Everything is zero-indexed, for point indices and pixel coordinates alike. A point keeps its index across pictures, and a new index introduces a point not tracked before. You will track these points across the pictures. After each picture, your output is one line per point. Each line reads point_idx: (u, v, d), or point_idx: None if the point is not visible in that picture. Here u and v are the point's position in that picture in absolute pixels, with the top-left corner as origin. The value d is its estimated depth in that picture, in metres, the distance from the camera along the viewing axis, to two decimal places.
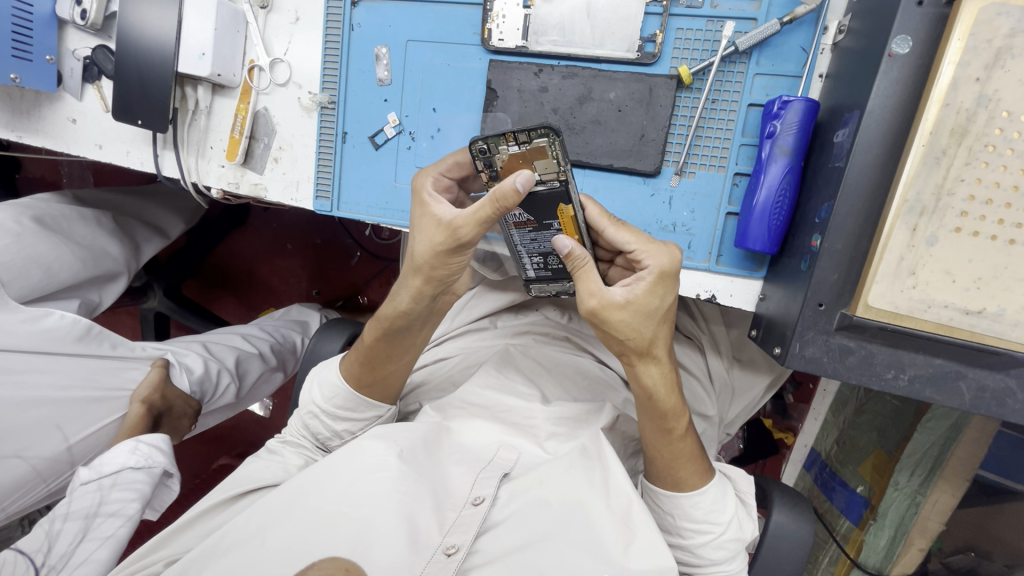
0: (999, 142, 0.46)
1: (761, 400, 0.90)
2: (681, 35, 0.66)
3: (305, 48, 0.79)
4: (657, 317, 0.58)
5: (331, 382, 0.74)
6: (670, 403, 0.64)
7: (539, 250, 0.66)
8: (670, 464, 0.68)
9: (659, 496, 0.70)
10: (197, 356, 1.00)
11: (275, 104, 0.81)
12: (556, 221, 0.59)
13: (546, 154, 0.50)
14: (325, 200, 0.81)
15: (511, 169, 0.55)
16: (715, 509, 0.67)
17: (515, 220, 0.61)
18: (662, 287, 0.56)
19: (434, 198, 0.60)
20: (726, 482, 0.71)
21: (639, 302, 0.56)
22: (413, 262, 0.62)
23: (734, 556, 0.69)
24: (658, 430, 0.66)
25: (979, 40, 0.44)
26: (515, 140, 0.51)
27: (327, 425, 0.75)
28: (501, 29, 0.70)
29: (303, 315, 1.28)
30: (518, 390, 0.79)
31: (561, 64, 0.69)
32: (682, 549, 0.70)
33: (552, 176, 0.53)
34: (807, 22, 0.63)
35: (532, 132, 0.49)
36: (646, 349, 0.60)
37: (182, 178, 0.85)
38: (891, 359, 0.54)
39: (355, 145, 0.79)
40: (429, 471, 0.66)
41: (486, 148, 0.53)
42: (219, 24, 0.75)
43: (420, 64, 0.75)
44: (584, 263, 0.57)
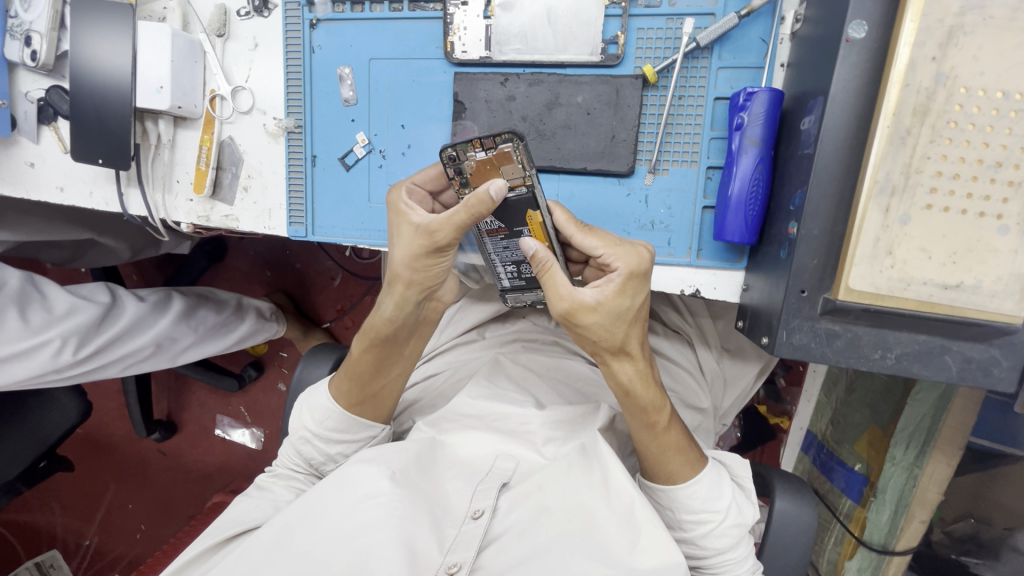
0: (960, 118, 0.46)
1: (753, 387, 0.92)
2: (642, 35, 0.66)
3: (266, 74, 0.77)
4: (626, 316, 0.58)
5: (319, 406, 0.72)
6: (649, 403, 0.64)
7: (512, 258, 0.65)
8: (656, 460, 0.67)
9: (654, 493, 0.70)
10: (112, 329, 1.01)
11: (240, 133, 0.79)
12: (525, 228, 0.59)
13: (512, 159, 0.52)
14: (299, 226, 0.80)
15: (478, 178, 0.56)
16: (712, 498, 0.67)
17: (487, 229, 0.60)
18: (632, 287, 0.57)
19: (410, 206, 0.60)
20: (719, 466, 0.70)
21: (608, 304, 0.56)
22: (393, 270, 0.63)
23: (739, 542, 0.67)
24: (642, 426, 0.65)
25: (932, 21, 0.45)
26: (482, 147, 0.52)
27: (320, 450, 0.73)
28: (463, 41, 0.70)
29: (265, 308, 1.33)
30: (512, 398, 0.78)
31: (525, 72, 0.69)
32: (682, 542, 0.70)
33: (518, 180, 0.54)
34: (763, 14, 0.63)
35: (499, 136, 0.51)
36: (619, 347, 0.60)
37: (150, 216, 0.82)
38: (877, 339, 0.54)
39: (324, 168, 0.78)
40: (427, 488, 0.65)
41: (454, 156, 0.55)
42: (175, 56, 0.74)
43: (384, 82, 0.74)
44: (548, 265, 0.56)
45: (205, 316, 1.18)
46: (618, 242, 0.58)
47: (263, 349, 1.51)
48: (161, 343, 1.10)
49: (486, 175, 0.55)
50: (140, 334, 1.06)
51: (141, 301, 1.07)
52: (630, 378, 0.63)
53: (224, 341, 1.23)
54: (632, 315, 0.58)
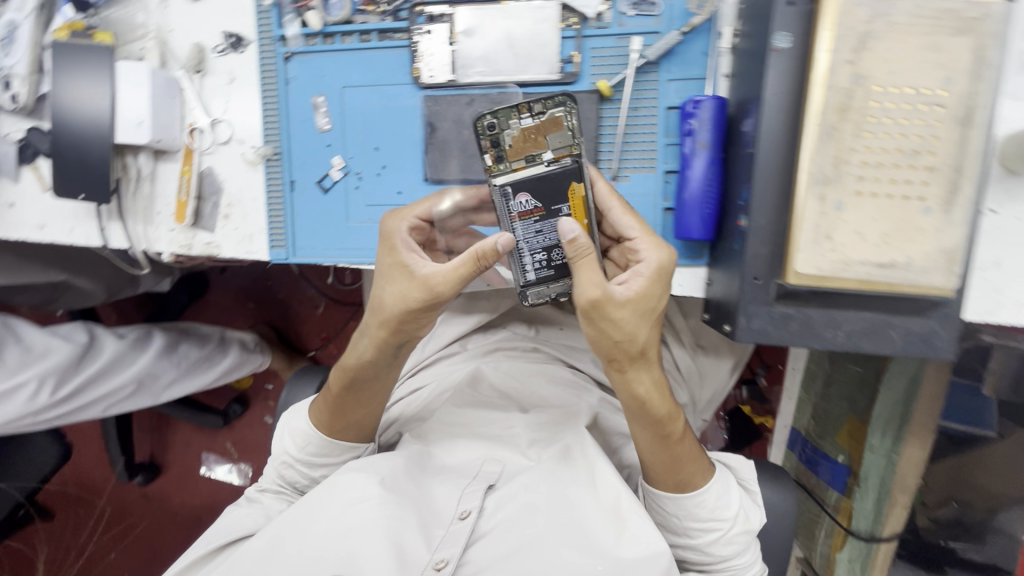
0: (878, 113, 0.52)
1: (728, 381, 0.96)
2: (596, 54, 0.71)
3: (243, 106, 0.81)
4: (649, 310, 0.60)
5: (302, 431, 0.73)
6: (659, 412, 0.64)
7: (544, 245, 0.61)
8: (672, 466, 0.67)
9: (663, 500, 0.69)
10: (91, 366, 1.06)
11: (219, 163, 0.82)
12: (566, 206, 0.61)
13: (561, 123, 0.58)
14: (280, 249, 0.82)
15: (522, 149, 0.60)
16: (719, 506, 0.67)
17: (521, 210, 0.60)
18: (658, 279, 0.60)
19: (404, 244, 0.64)
20: (726, 473, 0.70)
21: (639, 297, 0.58)
22: (381, 312, 0.64)
23: (746, 549, 0.68)
24: (656, 436, 0.65)
25: (845, 29, 0.51)
26: (529, 112, 0.58)
27: (304, 473, 0.75)
28: (430, 67, 0.74)
29: (248, 340, 1.34)
30: (497, 405, 0.81)
31: (490, 93, 0.74)
32: (684, 544, 0.71)
33: (565, 147, 0.60)
34: (704, 30, 0.69)
35: (550, 102, 0.58)
36: (642, 350, 0.60)
37: (132, 248, 0.84)
38: (827, 319, 0.58)
39: (303, 192, 0.81)
40: (415, 493, 0.66)
41: (494, 124, 0.59)
42: (154, 93, 0.77)
43: (357, 108, 0.78)
44: (584, 253, 0.56)
45: (187, 351, 1.20)
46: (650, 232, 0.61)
47: (248, 382, 1.51)
48: (142, 380, 1.13)
49: (531, 146, 0.60)
50: (120, 371, 1.10)
51: (120, 339, 1.11)
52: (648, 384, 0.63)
53: (208, 375, 1.24)
54: (655, 312, 0.61)
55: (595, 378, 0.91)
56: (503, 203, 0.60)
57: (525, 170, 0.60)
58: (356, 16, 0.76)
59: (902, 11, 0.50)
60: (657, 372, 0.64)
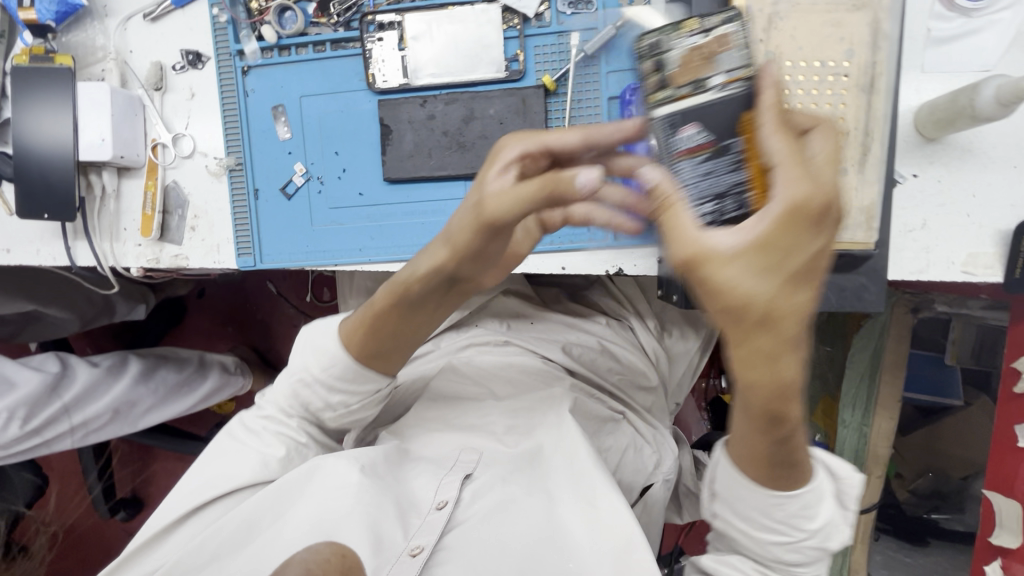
0: (791, 85, 0.56)
1: (698, 360, 1.00)
2: (539, 51, 0.76)
3: (204, 120, 0.83)
4: (793, 272, 0.36)
5: (326, 350, 0.67)
6: (755, 412, 0.43)
7: (713, 191, 0.42)
8: (760, 451, 0.48)
9: (733, 478, 0.52)
10: (67, 394, 1.06)
11: (183, 177, 0.84)
12: (738, 140, 0.41)
13: (731, 41, 0.42)
14: (247, 256, 0.84)
15: (688, 74, 0.42)
16: (802, 514, 0.51)
17: (687, 146, 0.42)
18: (790, 232, 0.35)
19: (500, 162, 0.50)
20: (831, 477, 0.53)
21: (748, 256, 0.35)
22: (446, 232, 0.54)
23: (814, 562, 0.55)
24: (756, 426, 0.45)
25: (754, 10, 0.56)
26: (693, 29, 0.42)
27: (320, 395, 0.69)
28: (383, 72, 0.78)
29: (229, 363, 1.34)
30: (470, 395, 0.84)
31: (442, 93, 0.77)
32: (730, 524, 0.55)
33: (739, 68, 0.41)
34: (637, 24, 0.74)
35: (722, 14, 0.42)
36: (761, 325, 0.36)
37: (99, 264, 0.85)
38: None
39: (267, 200, 0.83)
40: (393, 485, 0.67)
41: (654, 44, 0.43)
42: (115, 111, 0.79)
43: (316, 115, 0.81)
44: (668, 204, 0.40)
45: (164, 377, 1.20)
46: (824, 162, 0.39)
47: (230, 407, 1.50)
48: (119, 409, 1.12)
49: (699, 68, 0.42)
50: (97, 398, 1.10)
51: (95, 368, 1.11)
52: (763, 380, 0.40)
53: (187, 401, 1.22)
54: (808, 274, 0.36)
55: (568, 367, 0.90)
56: (663, 137, 0.43)
57: (692, 98, 0.42)
58: (310, 28, 0.80)
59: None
60: (800, 360, 0.39)
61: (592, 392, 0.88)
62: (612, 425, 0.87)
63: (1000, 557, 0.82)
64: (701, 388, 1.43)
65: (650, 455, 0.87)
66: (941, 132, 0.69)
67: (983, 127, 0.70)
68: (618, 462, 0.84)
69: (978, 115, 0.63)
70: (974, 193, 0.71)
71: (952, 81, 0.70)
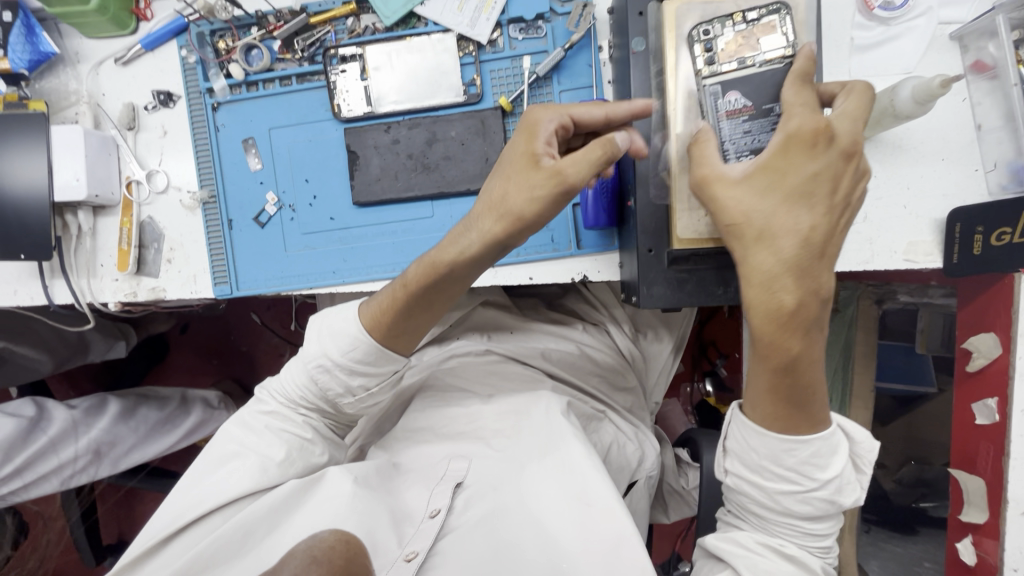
0: None
1: (672, 362, 1.03)
2: (494, 75, 0.81)
3: (176, 156, 0.86)
4: (783, 189, 0.53)
5: (347, 334, 0.71)
6: (768, 331, 0.53)
7: (751, 146, 0.59)
8: (774, 389, 0.55)
9: (748, 430, 0.60)
10: (43, 438, 1.06)
11: (158, 212, 0.86)
12: (777, 105, 0.59)
13: (775, 28, 0.59)
14: (224, 284, 0.86)
15: (734, 52, 0.60)
16: (813, 463, 0.58)
17: (730, 108, 0.60)
18: (791, 152, 0.53)
19: (545, 133, 0.63)
20: (841, 435, 0.59)
21: (753, 178, 0.54)
22: (495, 201, 0.63)
23: (820, 516, 0.60)
24: (771, 357, 0.54)
25: (684, 29, 0.62)
26: (742, 19, 0.60)
27: (341, 380, 0.73)
28: (348, 102, 0.82)
29: (212, 397, 1.34)
30: (455, 400, 0.85)
31: (404, 119, 0.81)
32: (744, 482, 0.62)
33: (779, 48, 0.59)
34: (584, 45, 0.79)
35: (766, 9, 0.60)
36: (755, 232, 0.53)
37: (77, 301, 0.86)
38: (717, 277, 0.66)
39: (241, 229, 0.85)
40: (387, 497, 0.71)
41: (708, 32, 0.61)
42: (89, 152, 0.82)
43: (285, 145, 0.84)
44: (701, 138, 0.58)
45: (145, 415, 1.20)
46: (850, 114, 0.54)
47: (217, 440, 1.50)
48: (98, 449, 1.11)
49: (743, 48, 0.60)
50: (75, 439, 1.09)
51: (72, 410, 1.12)
52: (772, 291, 0.52)
53: (171, 438, 1.22)
54: (805, 189, 0.52)
55: (547, 371, 0.92)
56: (710, 102, 0.60)
57: (736, 71, 0.60)
58: (276, 64, 0.84)
59: (726, 9, 0.61)
60: (798, 260, 0.52)
61: (571, 392, 0.90)
62: (596, 424, 0.88)
63: (971, 533, 0.85)
64: (686, 393, 1.46)
65: (633, 452, 0.89)
66: (871, 131, 0.75)
67: (909, 125, 0.76)
68: (605, 457, 0.85)
69: (899, 113, 0.69)
70: (909, 186, 0.76)
71: (879, 84, 0.76)
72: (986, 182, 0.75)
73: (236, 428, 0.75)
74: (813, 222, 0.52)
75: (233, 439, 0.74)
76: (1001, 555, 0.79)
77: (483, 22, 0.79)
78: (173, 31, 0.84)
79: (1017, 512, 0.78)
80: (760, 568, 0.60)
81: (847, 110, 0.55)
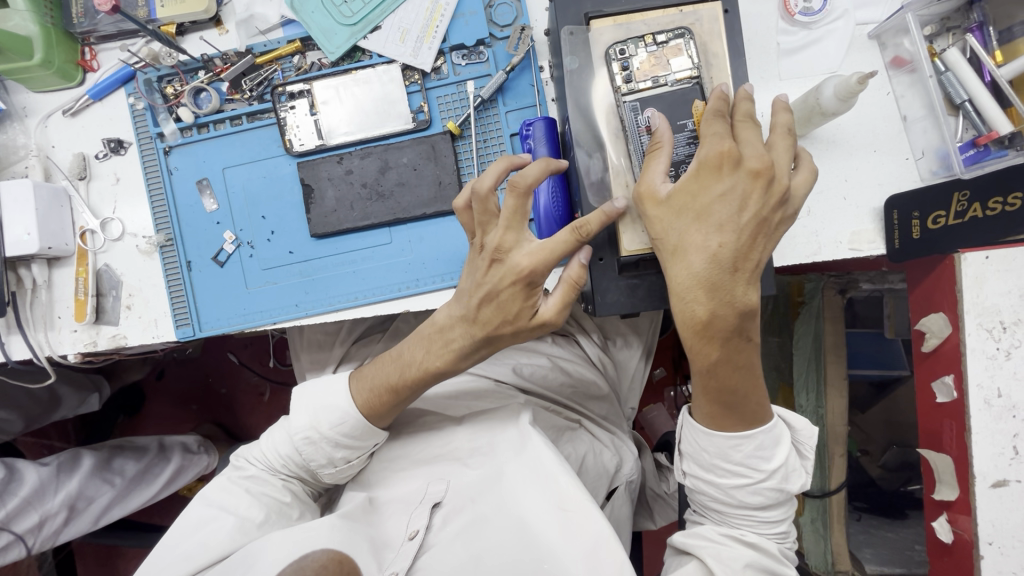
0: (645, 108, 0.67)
1: (643, 365, 1.04)
2: (441, 101, 0.83)
3: (130, 202, 0.86)
4: (695, 209, 0.57)
5: (337, 408, 0.74)
6: (688, 337, 0.58)
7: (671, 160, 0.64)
8: (706, 392, 0.60)
9: (697, 431, 0.64)
10: (9, 502, 1.03)
11: (115, 259, 0.86)
12: (690, 122, 0.64)
13: (682, 50, 0.65)
14: (186, 326, 0.85)
15: (649, 72, 0.65)
16: (760, 455, 0.61)
17: (648, 125, 0.65)
18: (703, 176, 0.57)
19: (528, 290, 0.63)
20: (783, 426, 0.63)
21: (676, 194, 0.58)
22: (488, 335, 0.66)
23: (772, 504, 0.63)
24: (702, 359, 0.59)
25: (609, 48, 0.66)
26: (654, 41, 0.65)
27: (324, 452, 0.75)
28: (299, 136, 0.83)
29: (190, 442, 1.30)
30: (431, 424, 0.85)
31: (356, 149, 0.82)
32: (700, 480, 0.65)
33: (687, 69, 0.65)
34: (525, 67, 0.81)
35: (672, 32, 0.65)
36: (671, 248, 0.58)
37: (35, 356, 0.85)
38: (667, 280, 0.68)
39: (200, 269, 0.85)
40: (366, 528, 0.71)
41: (624, 52, 0.66)
42: (40, 204, 0.81)
43: (240, 184, 0.85)
44: (658, 145, 0.60)
45: (122, 467, 1.17)
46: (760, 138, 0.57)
47: (199, 485, 1.46)
48: (75, 505, 1.09)
49: (657, 67, 0.65)
50: (45, 499, 1.06)
51: (45, 467, 1.08)
52: (682, 304, 0.57)
53: (150, 488, 1.20)
54: (714, 209, 0.56)
55: (520, 387, 0.91)
56: (631, 117, 0.65)
57: (652, 90, 0.65)
58: (225, 105, 0.85)
59: (637, 32, 0.66)
60: (705, 277, 0.56)
61: (546, 404, 0.90)
62: (571, 434, 0.89)
63: (945, 511, 0.86)
64: (671, 397, 1.46)
65: (610, 458, 0.90)
66: (805, 129, 0.78)
67: (841, 121, 0.80)
68: (580, 468, 0.85)
69: (826, 110, 0.72)
70: (847, 178, 0.80)
71: (808, 84, 0.80)
72: (917, 170, 0.79)
73: (216, 493, 0.74)
74: (724, 240, 0.56)
75: (211, 503, 0.72)
76: (975, 530, 0.80)
77: (425, 51, 0.81)
78: (121, 80, 0.85)
79: (986, 484, 0.80)
80: (723, 556, 0.61)
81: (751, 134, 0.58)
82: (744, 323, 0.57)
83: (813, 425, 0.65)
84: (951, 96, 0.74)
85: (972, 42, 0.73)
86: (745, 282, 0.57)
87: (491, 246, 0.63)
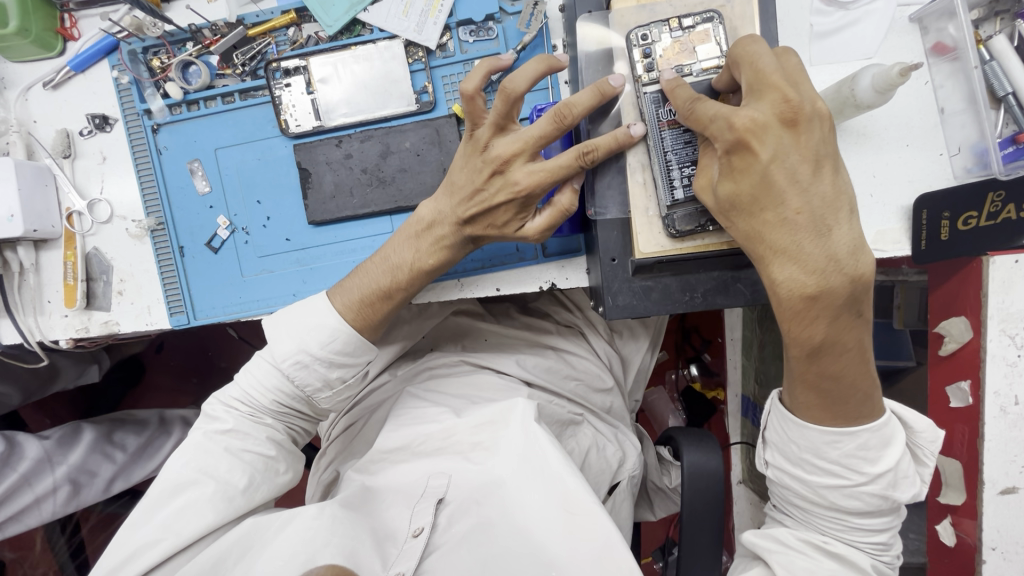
0: None
1: (648, 359, 1.03)
2: (447, 81, 0.77)
3: (119, 183, 0.82)
4: (749, 192, 0.53)
5: (325, 326, 0.72)
6: (792, 328, 0.55)
7: (693, 156, 0.61)
8: (804, 380, 0.57)
9: (788, 422, 0.61)
10: (8, 477, 1.02)
11: (104, 242, 0.82)
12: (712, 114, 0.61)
13: (709, 35, 0.60)
14: (180, 314, 0.82)
15: (672, 60, 0.61)
16: (861, 456, 0.58)
17: (670, 117, 0.61)
18: (739, 147, 0.53)
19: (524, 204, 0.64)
20: (896, 429, 0.59)
21: (724, 182, 0.55)
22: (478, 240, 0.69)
23: (875, 511, 0.59)
24: (805, 352, 0.55)
25: (631, 33, 0.62)
26: (679, 26, 0.61)
27: (319, 373, 0.73)
28: (295, 117, 0.78)
29: (190, 415, 1.29)
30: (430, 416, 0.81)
31: (356, 132, 0.78)
32: (785, 474, 0.63)
33: (714, 58, 0.61)
34: (537, 45, 0.75)
35: (699, 17, 0.61)
36: (751, 236, 0.55)
37: (25, 340, 0.82)
38: (682, 284, 0.65)
39: (194, 255, 0.82)
40: (369, 519, 0.69)
41: (647, 37, 0.61)
42: (23, 185, 0.77)
43: (233, 166, 0.80)
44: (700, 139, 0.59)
45: (124, 440, 1.16)
46: (754, 86, 0.53)
47: None
48: (77, 479, 1.08)
49: (681, 55, 0.61)
50: (46, 473, 1.06)
51: (44, 441, 1.08)
52: (785, 282, 0.54)
53: (154, 461, 1.18)
54: (765, 180, 0.52)
55: (525, 379, 0.88)
56: (652, 109, 0.61)
57: None
58: (216, 80, 0.80)
59: (662, 15, 0.62)
60: (803, 247, 0.52)
61: (551, 397, 0.87)
62: (574, 428, 0.86)
63: (949, 515, 0.84)
64: (672, 380, 1.43)
65: (613, 453, 0.88)
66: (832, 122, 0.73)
67: (873, 112, 0.74)
68: (583, 463, 0.84)
69: (860, 102, 0.67)
70: (875, 174, 0.74)
71: (839, 71, 0.75)
72: (951, 166, 0.73)
73: (193, 453, 0.70)
74: (800, 204, 0.52)
75: (190, 464, 0.69)
76: (980, 534, 0.79)
77: (430, 25, 0.75)
78: (104, 50, 0.80)
79: (995, 491, 0.78)
80: (797, 565, 0.59)
81: (758, 79, 0.53)
82: (861, 285, 0.53)
83: (936, 430, 0.62)
84: (994, 89, 0.70)
85: (1022, 28, 0.69)
86: (845, 231, 0.53)
87: (497, 155, 0.63)
